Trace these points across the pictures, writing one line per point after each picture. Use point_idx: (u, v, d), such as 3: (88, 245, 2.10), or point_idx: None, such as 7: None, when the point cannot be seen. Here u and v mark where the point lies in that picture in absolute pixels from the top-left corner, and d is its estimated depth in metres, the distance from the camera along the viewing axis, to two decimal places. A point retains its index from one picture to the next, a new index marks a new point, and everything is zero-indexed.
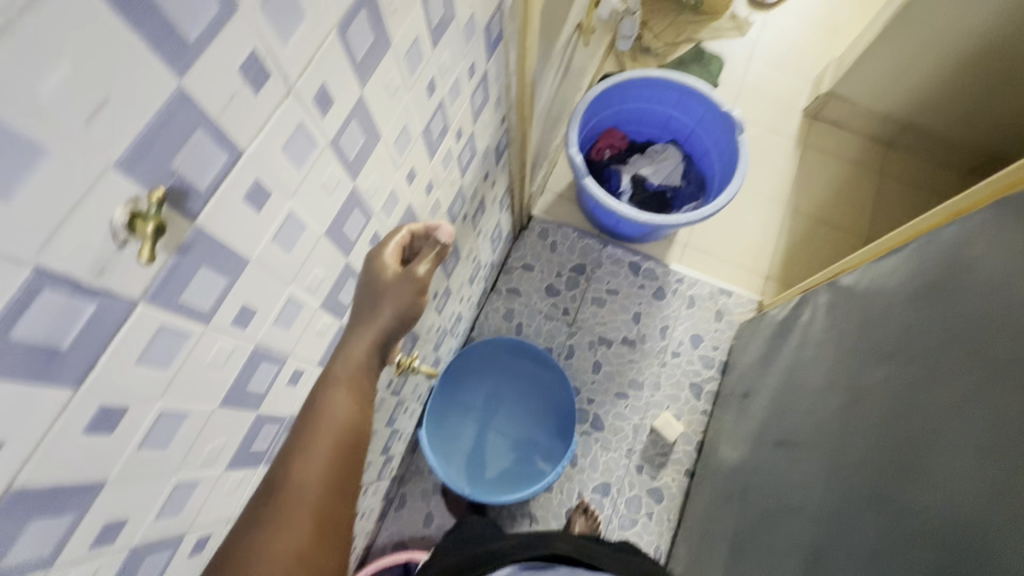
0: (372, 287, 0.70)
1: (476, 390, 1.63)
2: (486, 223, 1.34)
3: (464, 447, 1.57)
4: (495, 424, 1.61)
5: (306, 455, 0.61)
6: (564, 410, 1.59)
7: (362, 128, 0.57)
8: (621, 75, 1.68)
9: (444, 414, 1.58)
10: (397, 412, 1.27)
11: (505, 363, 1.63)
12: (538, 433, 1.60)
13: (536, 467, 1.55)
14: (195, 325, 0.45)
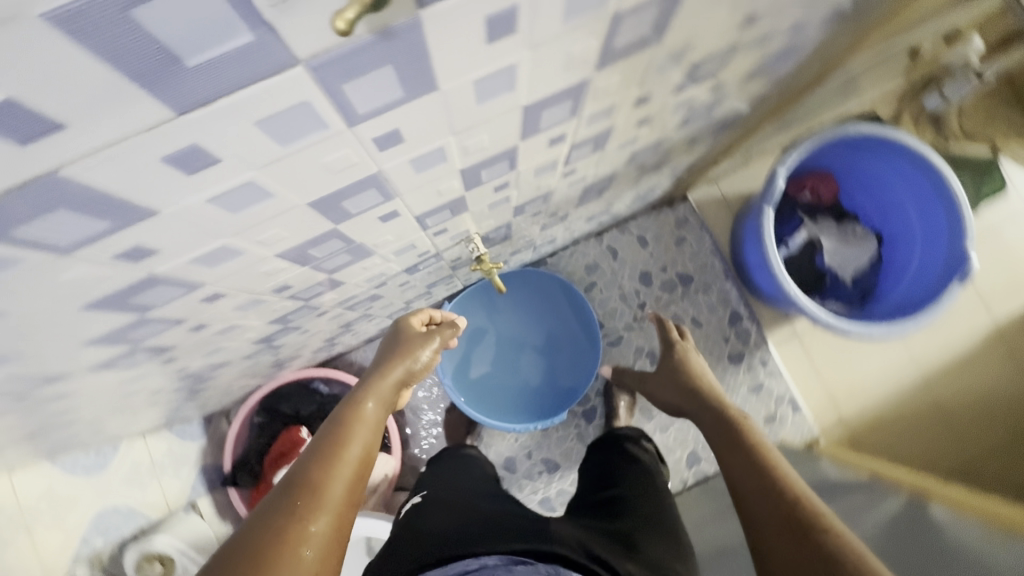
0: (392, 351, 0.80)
1: (511, 306, 1.52)
2: (646, 181, 1.17)
3: (467, 345, 1.50)
4: (506, 346, 1.52)
5: (334, 459, 0.59)
6: (575, 379, 1.49)
7: (654, 19, 0.42)
8: (898, 133, 1.35)
9: (471, 305, 1.49)
10: (440, 283, 1.22)
11: (554, 302, 1.52)
12: (537, 382, 1.51)
13: (516, 408, 1.49)
14: (338, 121, 0.35)
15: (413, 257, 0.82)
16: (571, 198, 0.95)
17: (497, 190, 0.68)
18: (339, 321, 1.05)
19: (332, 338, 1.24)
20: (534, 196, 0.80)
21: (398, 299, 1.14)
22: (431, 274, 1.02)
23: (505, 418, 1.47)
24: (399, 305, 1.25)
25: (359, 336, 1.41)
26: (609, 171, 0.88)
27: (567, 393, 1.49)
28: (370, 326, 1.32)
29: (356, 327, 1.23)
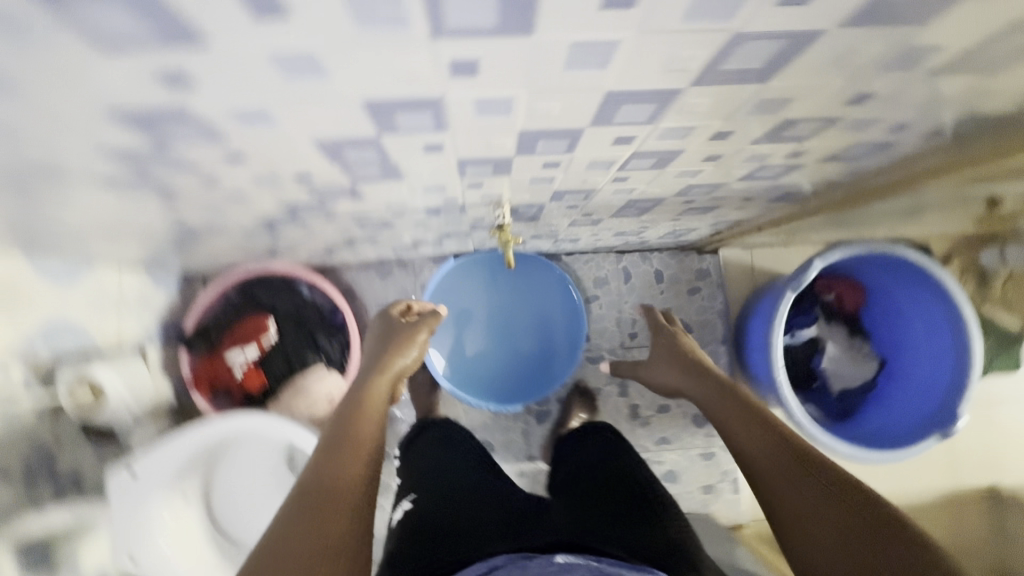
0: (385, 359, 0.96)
1: (512, 289, 1.48)
2: (687, 219, 1.15)
3: (459, 314, 1.47)
4: (497, 325, 1.49)
5: (347, 455, 0.72)
6: (558, 374, 1.50)
7: (768, 57, 0.40)
8: (945, 275, 1.34)
9: (471, 275, 1.46)
10: (453, 237, 1.20)
11: (554, 298, 1.50)
12: (520, 368, 1.51)
13: (494, 385, 1.50)
14: (422, 26, 0.33)
15: (438, 199, 0.81)
16: (608, 205, 0.94)
17: (544, 166, 0.66)
18: (343, 232, 1.04)
19: (331, 247, 1.23)
20: (577, 189, 0.78)
21: (407, 235, 1.13)
22: (450, 224, 1.01)
23: (481, 392, 1.49)
24: (406, 242, 1.23)
25: (357, 256, 1.40)
26: (657, 194, 0.86)
27: (547, 385, 1.50)
28: (371, 250, 1.31)
29: (358, 245, 1.22)
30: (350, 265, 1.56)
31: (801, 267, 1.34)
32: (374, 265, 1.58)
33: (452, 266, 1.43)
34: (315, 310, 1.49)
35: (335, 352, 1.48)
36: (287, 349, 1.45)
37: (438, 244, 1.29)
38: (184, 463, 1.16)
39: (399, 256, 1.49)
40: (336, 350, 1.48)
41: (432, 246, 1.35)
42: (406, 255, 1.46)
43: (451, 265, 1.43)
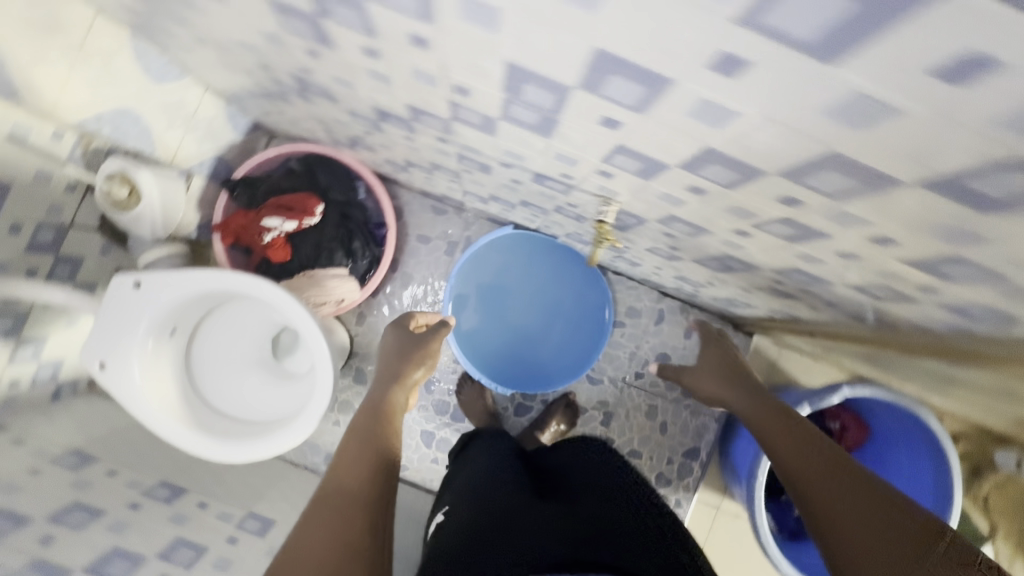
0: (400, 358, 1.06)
1: (548, 281, 1.52)
2: (755, 295, 1.13)
3: (490, 279, 1.52)
4: (519, 306, 1.53)
5: (343, 455, 0.83)
6: (552, 376, 1.52)
7: (1008, 194, 0.38)
8: (955, 462, 1.31)
9: (518, 252, 1.52)
10: (529, 207, 1.19)
11: (583, 307, 1.53)
12: (521, 353, 1.53)
13: (491, 359, 1.52)
14: (735, 5, 0.31)
15: (557, 170, 0.79)
16: (700, 249, 0.92)
17: (686, 188, 0.64)
18: (436, 156, 1.02)
19: (413, 163, 1.21)
20: (690, 222, 0.77)
21: (492, 186, 1.11)
22: (542, 196, 0.99)
23: (476, 358, 1.50)
24: (483, 192, 1.21)
25: (427, 182, 1.38)
26: (755, 262, 0.84)
27: (537, 381, 1.51)
28: (446, 183, 1.29)
29: (439, 173, 1.20)
30: (413, 187, 1.53)
31: (822, 394, 1.33)
32: (433, 197, 1.56)
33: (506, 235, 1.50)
34: (363, 214, 1.47)
35: (364, 262, 1.46)
36: (321, 237, 1.42)
37: (510, 207, 1.27)
38: (184, 296, 1.14)
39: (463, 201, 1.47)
40: (365, 260, 1.47)
41: (501, 207, 1.33)
42: (470, 203, 1.44)
43: (505, 234, 1.49)
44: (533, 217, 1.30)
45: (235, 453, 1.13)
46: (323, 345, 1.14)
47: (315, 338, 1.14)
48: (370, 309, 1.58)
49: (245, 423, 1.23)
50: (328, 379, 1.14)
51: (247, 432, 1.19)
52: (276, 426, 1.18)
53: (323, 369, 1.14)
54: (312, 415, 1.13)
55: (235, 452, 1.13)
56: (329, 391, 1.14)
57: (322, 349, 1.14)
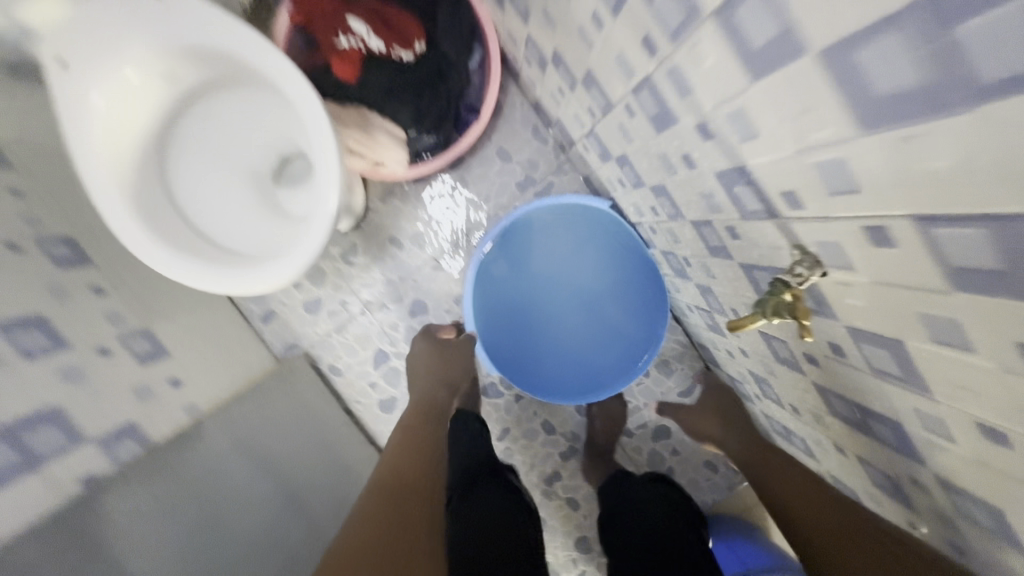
0: (430, 365, 1.14)
1: (606, 283, 1.23)
2: (836, 459, 0.88)
3: (547, 244, 1.23)
4: (560, 290, 1.24)
5: (397, 444, 0.94)
6: (548, 384, 1.25)
7: None
8: None
9: (595, 234, 1.22)
10: (658, 200, 0.90)
11: (625, 334, 1.24)
12: (529, 339, 1.25)
13: (496, 325, 1.24)
14: None
15: (789, 187, 0.51)
16: (850, 387, 0.66)
17: (1004, 332, 0.37)
18: (609, 69, 0.73)
19: (562, 62, 0.91)
20: (908, 362, 0.50)
21: (640, 150, 0.82)
22: (703, 197, 0.71)
23: (482, 314, 1.23)
24: (617, 149, 0.92)
25: (555, 96, 1.07)
26: (920, 453, 0.59)
27: (529, 379, 1.25)
28: (579, 111, 0.99)
29: (583, 93, 0.91)
30: (532, 94, 1.23)
31: None
32: (546, 119, 1.26)
33: (592, 207, 1.21)
34: (461, 82, 1.15)
35: (428, 137, 1.16)
36: (401, 80, 1.09)
37: (630, 185, 0.99)
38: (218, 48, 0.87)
39: (576, 143, 1.17)
40: (431, 136, 1.16)
41: (617, 177, 1.05)
42: (584, 150, 1.14)
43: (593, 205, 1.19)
44: (644, 211, 1.02)
45: (153, 256, 0.86)
46: (331, 206, 0.85)
47: (325, 196, 0.86)
48: (403, 194, 1.31)
49: (190, 228, 0.96)
50: (312, 250, 0.86)
51: (186, 242, 0.92)
52: (223, 258, 0.92)
53: (313, 231, 0.86)
54: (274, 275, 0.87)
55: (155, 254, 0.86)
56: (305, 262, 0.86)
57: (326, 212, 0.86)
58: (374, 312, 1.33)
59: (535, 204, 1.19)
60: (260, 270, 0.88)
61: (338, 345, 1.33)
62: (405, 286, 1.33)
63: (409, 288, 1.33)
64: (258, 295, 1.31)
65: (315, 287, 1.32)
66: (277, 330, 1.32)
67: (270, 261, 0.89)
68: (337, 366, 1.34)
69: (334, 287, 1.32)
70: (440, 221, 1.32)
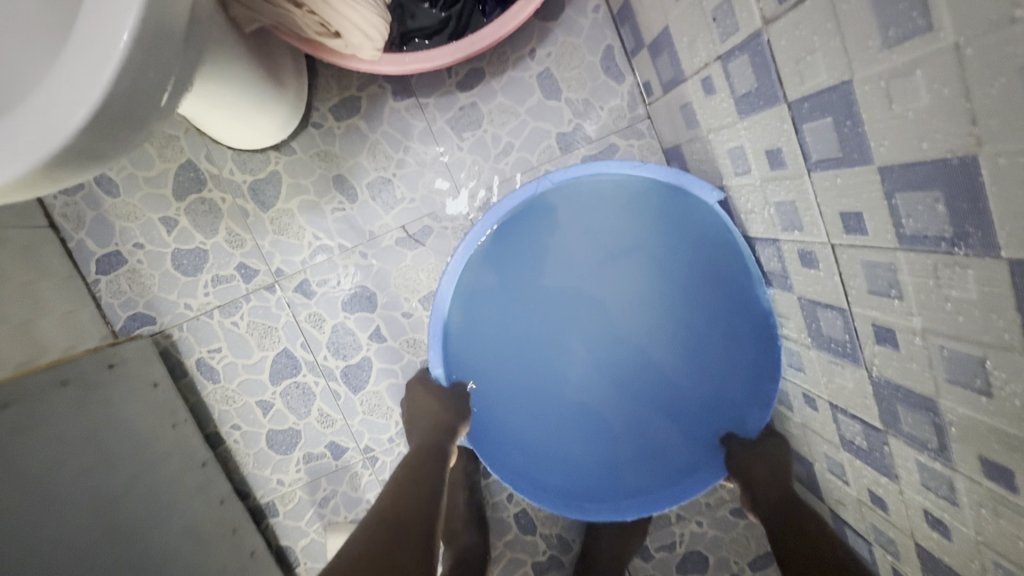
0: (423, 407, 0.68)
1: (673, 324, 0.73)
2: None
3: (593, 239, 0.72)
4: (594, 319, 0.73)
5: (360, 535, 0.49)
6: (539, 472, 0.72)
7: None
8: None
9: (677, 242, 0.70)
10: (887, 202, 0.41)
11: (683, 418, 0.73)
12: (526, 389, 0.73)
13: (475, 355, 0.71)
14: None
15: None
16: None
17: None
18: None
19: None
20: None
21: (937, 61, 0.33)
22: None
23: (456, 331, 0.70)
24: (819, 75, 0.43)
25: None
26: None
27: (509, 456, 0.72)
28: None
29: None
30: None
31: None
32: (632, 39, 0.75)
33: (688, 197, 0.67)
34: None
35: (432, 10, 0.64)
36: None
37: (801, 164, 0.50)
38: None
39: (681, 82, 0.67)
40: (437, 10, 0.64)
41: (764, 149, 0.55)
42: (695, 96, 0.65)
43: (690, 193, 0.67)
44: (808, 222, 0.53)
45: None
46: (114, 46, 0.31)
47: (105, 14, 0.32)
48: (373, 112, 0.79)
49: None
50: (36, 143, 0.32)
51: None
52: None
53: (51, 91, 0.32)
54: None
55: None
56: (13, 170, 0.32)
57: (94, 53, 0.31)
58: (288, 293, 0.82)
59: (593, 165, 0.67)
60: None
61: (219, 332, 0.82)
62: (347, 261, 0.82)
63: (353, 266, 0.82)
64: (100, 226, 0.79)
65: (199, 232, 0.80)
66: (123, 289, 0.80)
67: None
68: (211, 365, 0.83)
69: (229, 239, 0.81)
70: (426, 172, 0.81)
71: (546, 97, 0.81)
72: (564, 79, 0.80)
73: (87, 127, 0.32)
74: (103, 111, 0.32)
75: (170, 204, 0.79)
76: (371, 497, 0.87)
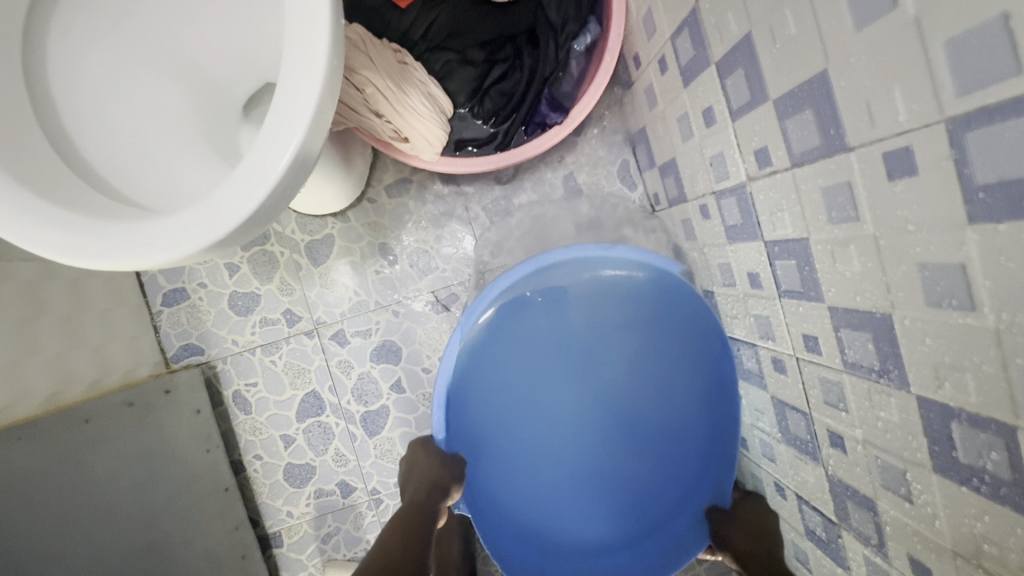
0: (420, 467, 0.74)
1: (651, 397, 0.78)
2: None
3: (576, 317, 0.78)
4: (578, 395, 0.78)
5: None
6: (539, 548, 0.77)
7: None
8: None
9: (655, 320, 0.77)
10: (835, 333, 0.52)
11: (670, 488, 0.78)
12: (523, 468, 0.78)
13: (470, 423, 0.77)
14: None
15: None
16: None
17: None
18: (904, 68, 0.36)
19: (742, 64, 0.54)
20: None
21: (864, 242, 0.44)
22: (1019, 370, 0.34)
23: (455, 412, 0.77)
24: (787, 227, 0.55)
25: (683, 123, 0.72)
26: None
27: (513, 534, 0.77)
28: (728, 152, 0.62)
29: (755, 125, 0.55)
30: (638, 117, 0.87)
31: None
32: (645, 158, 0.89)
33: (658, 276, 0.77)
34: (555, 65, 0.74)
35: (483, 125, 0.78)
36: (470, 35, 0.72)
37: (774, 289, 0.61)
38: None
39: (684, 202, 0.80)
40: (488, 126, 0.77)
41: (746, 271, 0.67)
42: (694, 216, 0.77)
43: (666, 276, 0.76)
44: (779, 335, 0.64)
45: None
46: (272, 171, 0.43)
47: (268, 146, 0.44)
48: (419, 193, 0.93)
49: (51, 136, 0.56)
50: (202, 235, 0.44)
51: (18, 147, 0.50)
52: (60, 189, 0.49)
53: (225, 197, 0.44)
54: (111, 253, 0.45)
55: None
56: (184, 252, 0.44)
57: (256, 175, 0.44)
58: (323, 340, 0.93)
59: (572, 250, 0.76)
60: (99, 234, 0.45)
61: (258, 368, 0.92)
62: (380, 317, 0.93)
63: (384, 322, 0.93)
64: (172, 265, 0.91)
65: (256, 278, 0.92)
66: (181, 321, 0.91)
67: (129, 223, 0.46)
68: (246, 398, 0.92)
69: (281, 287, 0.92)
70: (458, 248, 0.94)
71: (568, 196, 0.94)
72: (585, 182, 0.94)
73: (240, 225, 0.44)
74: (252, 215, 0.44)
75: (235, 252, 0.91)
76: (371, 538, 0.93)
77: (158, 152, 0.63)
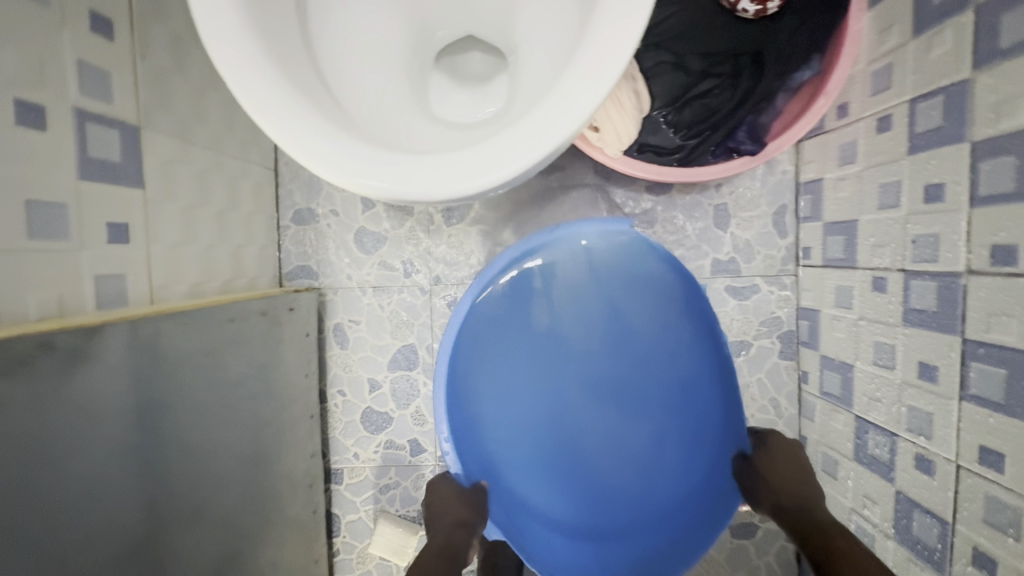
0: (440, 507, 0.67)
1: (648, 385, 0.72)
2: None
3: (577, 296, 0.72)
4: (572, 381, 0.73)
5: None
6: (589, 553, 0.70)
7: None
8: None
9: (660, 304, 0.72)
10: None
11: (693, 456, 0.71)
12: (520, 457, 0.72)
13: (469, 408, 0.71)
14: None
15: None
16: None
17: None
18: None
19: (1017, 152, 0.50)
20: None
21: None
22: None
23: (461, 427, 0.71)
24: (1008, 334, 0.51)
25: (889, 190, 0.68)
26: None
27: (522, 533, 0.70)
28: (948, 236, 0.58)
29: (1005, 220, 0.51)
30: (819, 167, 0.83)
31: None
32: (811, 209, 0.86)
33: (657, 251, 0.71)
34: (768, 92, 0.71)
35: (673, 136, 0.75)
36: (696, 42, 0.72)
37: (955, 389, 0.58)
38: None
39: (850, 267, 0.77)
40: (677, 137, 0.75)
41: (918, 359, 0.64)
42: (860, 285, 0.74)
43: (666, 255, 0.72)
44: (941, 436, 0.60)
45: (218, 21, 0.48)
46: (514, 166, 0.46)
47: (519, 145, 0.46)
48: (569, 182, 0.91)
49: (304, 35, 0.58)
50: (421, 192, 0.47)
51: (285, 45, 0.53)
52: (308, 86, 0.52)
53: (459, 168, 0.47)
54: (354, 173, 0.47)
55: (224, 29, 0.48)
56: (397, 192, 0.47)
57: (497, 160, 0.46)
58: (435, 298, 0.92)
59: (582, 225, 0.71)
60: (333, 137, 0.48)
61: (365, 308, 0.92)
62: None
63: None
64: (312, 186, 0.90)
65: (387, 221, 0.91)
66: (305, 241, 0.91)
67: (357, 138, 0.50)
68: (345, 332, 0.92)
69: (409, 237, 0.91)
70: None
71: (715, 225, 0.91)
72: (737, 216, 0.91)
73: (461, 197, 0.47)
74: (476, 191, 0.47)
75: None
76: None
77: (364, 67, 0.63)
